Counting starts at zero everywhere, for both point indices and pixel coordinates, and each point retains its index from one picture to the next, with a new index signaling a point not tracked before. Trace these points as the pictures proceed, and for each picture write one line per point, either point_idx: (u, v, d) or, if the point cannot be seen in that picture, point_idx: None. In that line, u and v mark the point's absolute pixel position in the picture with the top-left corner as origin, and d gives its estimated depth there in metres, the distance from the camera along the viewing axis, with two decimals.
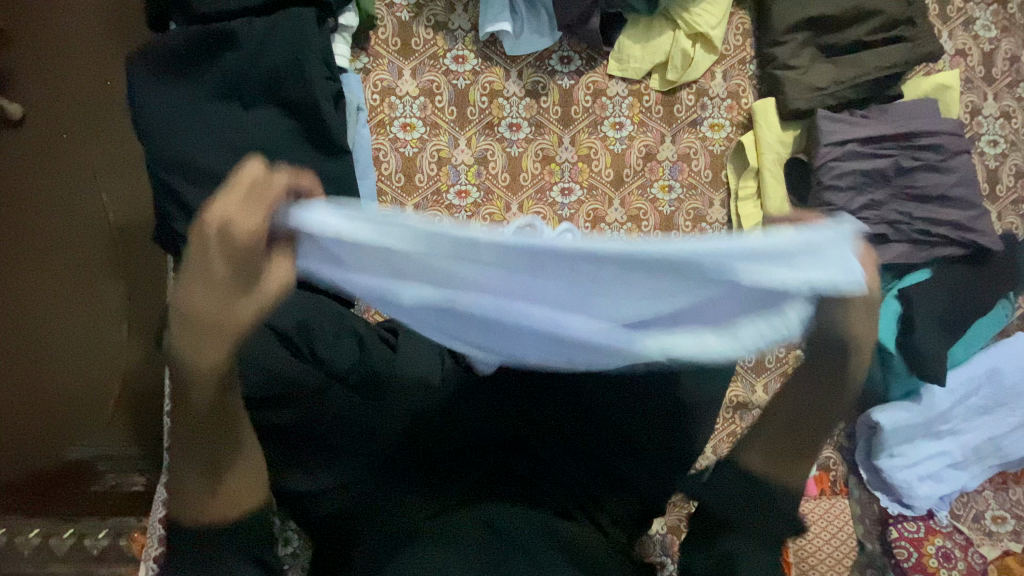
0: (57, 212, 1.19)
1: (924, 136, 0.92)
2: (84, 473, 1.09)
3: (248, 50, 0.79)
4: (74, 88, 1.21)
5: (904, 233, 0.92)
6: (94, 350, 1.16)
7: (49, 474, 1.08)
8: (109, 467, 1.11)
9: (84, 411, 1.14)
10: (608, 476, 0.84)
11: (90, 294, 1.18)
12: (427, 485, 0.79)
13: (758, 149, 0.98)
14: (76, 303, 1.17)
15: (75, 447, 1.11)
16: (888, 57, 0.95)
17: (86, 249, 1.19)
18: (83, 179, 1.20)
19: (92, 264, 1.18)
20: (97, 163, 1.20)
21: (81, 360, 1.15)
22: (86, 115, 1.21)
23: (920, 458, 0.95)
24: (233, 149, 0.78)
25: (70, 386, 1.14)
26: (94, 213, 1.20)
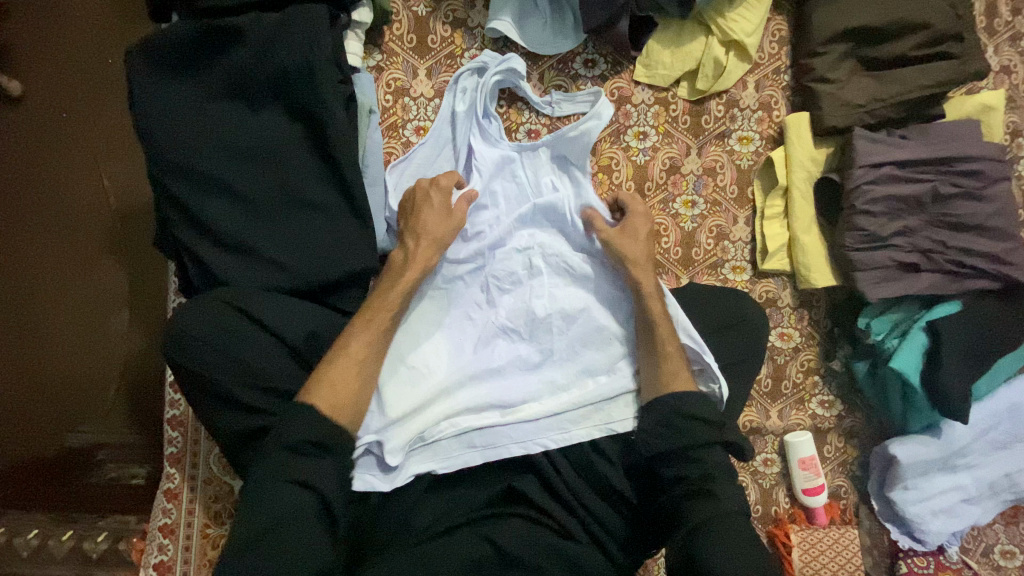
0: (54, 199, 1.15)
1: (964, 161, 0.88)
2: (85, 461, 1.08)
3: (255, 49, 0.73)
4: (72, 69, 1.16)
5: (936, 262, 0.88)
6: (94, 340, 1.12)
7: (48, 461, 1.08)
8: (108, 457, 1.09)
9: (83, 399, 1.09)
10: (618, 502, 0.82)
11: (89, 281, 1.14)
12: (435, 508, 0.80)
13: (788, 167, 0.94)
14: (70, 290, 1.13)
15: (75, 434, 1.09)
16: (933, 74, 0.89)
17: (87, 233, 1.15)
18: (82, 165, 1.16)
19: (89, 254, 1.14)
20: (96, 149, 1.16)
21: (79, 350, 1.11)
22: (82, 95, 1.16)
23: (934, 492, 0.93)
24: (241, 155, 0.75)
25: (62, 375, 1.10)
26: (92, 202, 1.15)
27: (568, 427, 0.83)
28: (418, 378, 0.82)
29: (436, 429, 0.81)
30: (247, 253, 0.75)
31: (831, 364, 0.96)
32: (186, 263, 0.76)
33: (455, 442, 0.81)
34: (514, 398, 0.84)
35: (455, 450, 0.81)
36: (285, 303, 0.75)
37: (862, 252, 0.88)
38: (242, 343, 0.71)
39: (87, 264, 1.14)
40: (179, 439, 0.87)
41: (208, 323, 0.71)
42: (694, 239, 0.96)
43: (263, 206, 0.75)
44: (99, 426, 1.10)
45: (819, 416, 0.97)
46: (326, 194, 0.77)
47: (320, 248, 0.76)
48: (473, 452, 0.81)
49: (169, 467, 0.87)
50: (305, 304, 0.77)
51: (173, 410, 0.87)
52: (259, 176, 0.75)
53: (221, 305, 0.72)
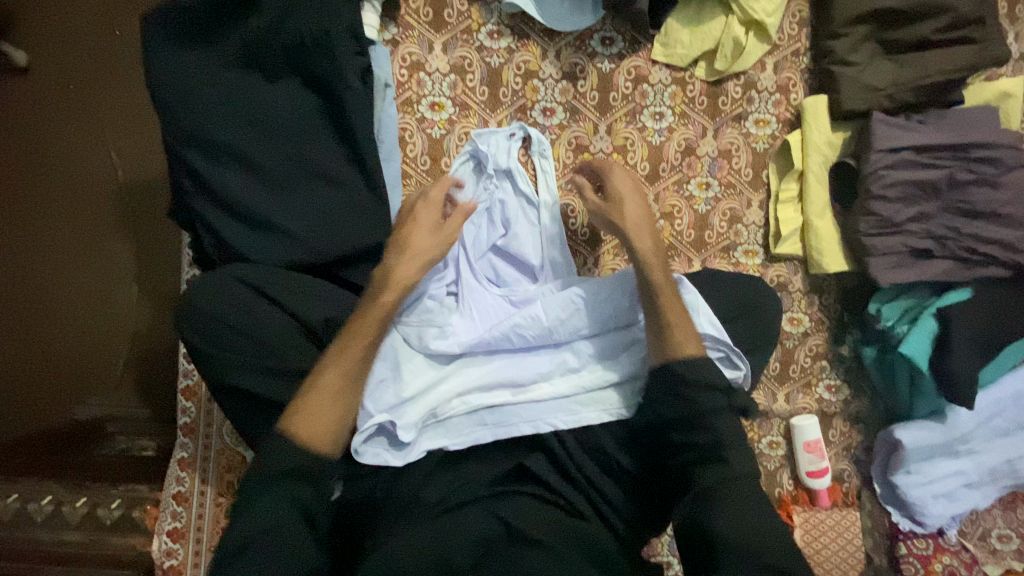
0: (63, 171, 1.15)
1: (981, 147, 0.87)
2: (94, 432, 1.09)
3: (273, 18, 0.73)
4: (80, 37, 1.15)
5: (949, 249, 0.88)
6: (106, 311, 1.14)
7: (57, 433, 1.09)
8: (117, 429, 1.10)
9: (92, 369, 1.12)
10: (626, 482, 0.83)
11: (99, 254, 1.14)
12: (444, 483, 0.82)
13: (805, 151, 0.93)
14: (81, 262, 1.14)
15: (82, 407, 1.11)
16: (953, 59, 0.88)
17: (97, 205, 1.15)
18: (90, 136, 1.15)
19: (99, 227, 1.15)
20: (103, 119, 1.15)
21: (93, 320, 1.13)
22: (91, 64, 1.15)
23: (937, 477, 0.94)
24: (256, 126, 0.74)
25: (79, 345, 1.12)
26: (102, 174, 1.15)
27: (579, 408, 0.84)
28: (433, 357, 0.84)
29: (448, 406, 0.82)
30: (261, 224, 0.74)
31: (839, 349, 0.97)
32: (201, 235, 0.76)
33: (468, 420, 0.82)
34: (526, 378, 0.84)
35: (466, 427, 0.82)
36: (304, 284, 0.75)
37: (876, 238, 0.88)
38: (260, 320, 0.71)
39: (98, 237, 1.14)
40: (193, 410, 0.88)
41: (224, 296, 0.71)
42: (707, 221, 0.96)
43: (277, 177, 0.75)
44: (105, 397, 1.11)
45: (826, 401, 0.97)
46: (342, 168, 0.77)
47: (335, 223, 0.76)
48: (484, 430, 0.82)
49: (183, 437, 0.88)
50: (322, 283, 0.77)
51: (187, 380, 0.88)
52: (273, 148, 0.74)
53: (238, 284, 0.72)
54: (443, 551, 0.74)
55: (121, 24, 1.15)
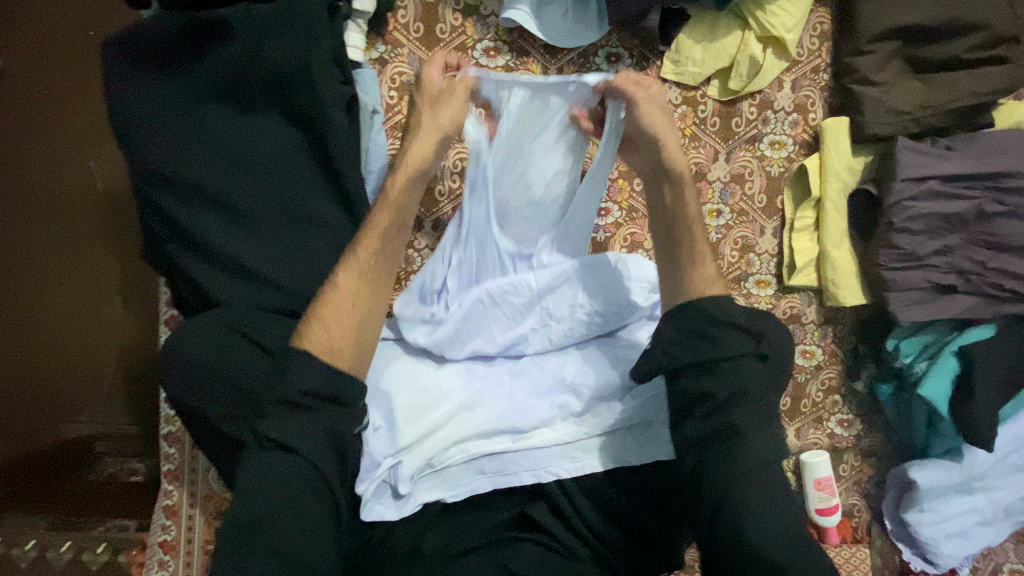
0: (35, 182, 1.06)
1: (1012, 176, 0.82)
2: (79, 457, 1.05)
3: (244, 46, 0.66)
4: (51, 39, 1.06)
5: (974, 284, 0.83)
6: (93, 324, 1.09)
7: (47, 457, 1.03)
8: (107, 450, 1.07)
9: (84, 387, 1.07)
10: (629, 531, 0.79)
11: (82, 267, 1.09)
12: (445, 531, 0.78)
13: (823, 176, 0.88)
14: (63, 277, 1.08)
15: (71, 425, 1.06)
16: (986, 81, 0.82)
17: (77, 216, 1.08)
18: (67, 145, 1.08)
19: (82, 241, 1.09)
20: (79, 127, 1.08)
21: (77, 335, 1.08)
22: (65, 70, 1.07)
23: (950, 516, 0.91)
24: (233, 166, 0.68)
25: (67, 365, 1.07)
26: (80, 184, 1.08)
27: (582, 453, 0.80)
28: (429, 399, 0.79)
29: (446, 454, 0.77)
30: (240, 270, 0.69)
31: (853, 384, 0.93)
32: (178, 282, 0.71)
33: (466, 468, 0.78)
34: (527, 425, 0.80)
35: (464, 477, 0.77)
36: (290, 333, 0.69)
37: (898, 272, 0.83)
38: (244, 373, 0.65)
39: (80, 247, 1.09)
40: (176, 456, 0.84)
41: (210, 345, 0.65)
42: (719, 250, 0.90)
43: (258, 220, 0.69)
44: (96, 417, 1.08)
45: (837, 435, 0.94)
46: (326, 207, 0.71)
47: (320, 270, 0.70)
48: (482, 478, 0.78)
49: (167, 484, 0.84)
50: None
51: (168, 426, 0.84)
52: (251, 189, 0.68)
53: (221, 330, 0.66)
54: None
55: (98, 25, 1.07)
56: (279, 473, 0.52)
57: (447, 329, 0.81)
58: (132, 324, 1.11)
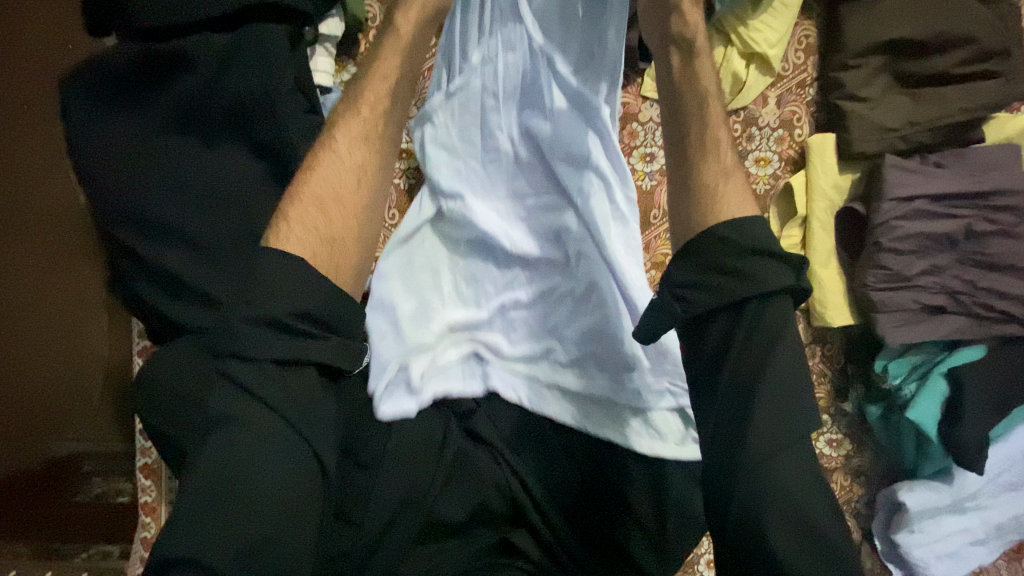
0: (4, 200, 1.03)
1: (1002, 194, 0.80)
2: (69, 477, 1.04)
3: (206, 77, 0.65)
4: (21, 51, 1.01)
5: (964, 304, 0.81)
6: (75, 342, 1.08)
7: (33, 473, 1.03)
8: (94, 470, 1.05)
9: (73, 407, 1.06)
10: (609, 553, 0.80)
11: (60, 285, 1.07)
12: (423, 562, 0.75)
13: (809, 194, 0.85)
14: (48, 295, 1.07)
15: (60, 443, 1.05)
16: (975, 96, 0.79)
17: (61, 234, 1.06)
18: (47, 159, 1.04)
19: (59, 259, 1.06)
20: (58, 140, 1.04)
21: (59, 355, 1.07)
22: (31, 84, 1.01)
23: (941, 536, 0.89)
24: (192, 197, 0.65)
25: (42, 387, 1.06)
26: (61, 200, 1.05)
27: (563, 470, 0.82)
28: (430, 314, 0.86)
29: (443, 355, 0.86)
30: (203, 300, 0.64)
31: (842, 404, 0.91)
32: (148, 317, 0.69)
33: (461, 371, 0.86)
34: (517, 348, 0.87)
35: (457, 381, 0.85)
36: None
37: (886, 293, 0.81)
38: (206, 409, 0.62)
39: (60, 265, 1.07)
40: (153, 488, 0.83)
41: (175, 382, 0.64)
42: None
43: (217, 251, 0.65)
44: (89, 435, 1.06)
45: (826, 455, 0.92)
46: None
47: None
48: (475, 381, 0.86)
49: (144, 517, 0.83)
50: None
51: (144, 458, 0.83)
52: (211, 219, 0.65)
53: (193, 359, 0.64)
54: None
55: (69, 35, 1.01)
56: (246, 441, 0.48)
57: (452, 240, 0.87)
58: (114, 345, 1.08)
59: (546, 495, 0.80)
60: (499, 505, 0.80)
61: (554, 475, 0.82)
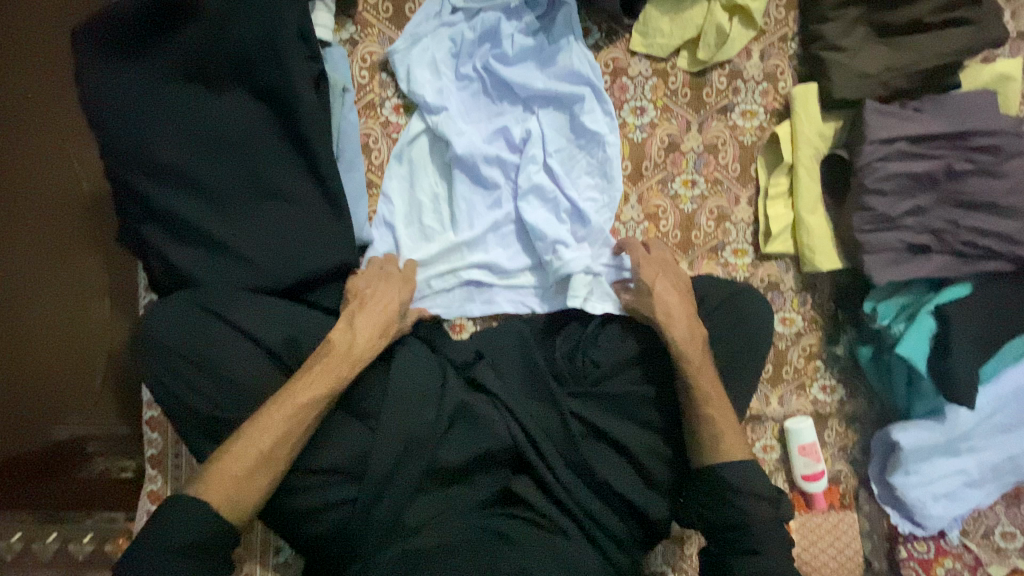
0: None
1: (981, 134, 0.82)
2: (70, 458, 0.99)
3: (210, 26, 0.67)
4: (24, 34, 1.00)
5: (948, 243, 0.83)
6: (76, 328, 1.02)
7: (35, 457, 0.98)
8: (97, 450, 1.00)
9: (63, 388, 1.01)
10: (612, 497, 0.79)
11: (73, 269, 1.02)
12: (426, 508, 0.77)
13: (794, 143, 0.88)
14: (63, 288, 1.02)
15: (61, 428, 1.00)
16: (950, 42, 0.83)
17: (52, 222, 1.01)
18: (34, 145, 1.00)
19: (72, 241, 1.02)
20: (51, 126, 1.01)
21: (75, 347, 1.02)
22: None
23: (936, 477, 0.91)
24: (200, 143, 0.68)
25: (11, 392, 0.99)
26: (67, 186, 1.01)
27: (565, 422, 0.80)
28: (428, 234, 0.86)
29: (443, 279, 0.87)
30: (215, 246, 0.69)
31: (834, 349, 0.93)
32: (152, 262, 0.71)
33: (459, 292, 0.88)
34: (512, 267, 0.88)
35: (455, 300, 0.88)
36: (264, 307, 0.71)
37: (872, 234, 0.83)
38: (218, 352, 0.68)
39: (71, 255, 1.02)
40: (159, 441, 0.85)
41: (179, 329, 0.68)
42: (694, 221, 0.91)
43: (226, 197, 0.69)
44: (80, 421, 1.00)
45: (820, 401, 0.94)
46: (297, 182, 0.72)
47: (290, 248, 0.71)
48: (471, 304, 0.88)
49: (150, 469, 0.85)
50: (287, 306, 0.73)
51: (151, 410, 0.84)
52: (220, 165, 0.69)
53: (193, 310, 0.69)
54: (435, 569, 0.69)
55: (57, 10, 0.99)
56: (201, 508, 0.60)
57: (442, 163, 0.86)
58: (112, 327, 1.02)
59: (548, 443, 0.80)
60: (501, 451, 0.80)
61: (554, 419, 0.80)
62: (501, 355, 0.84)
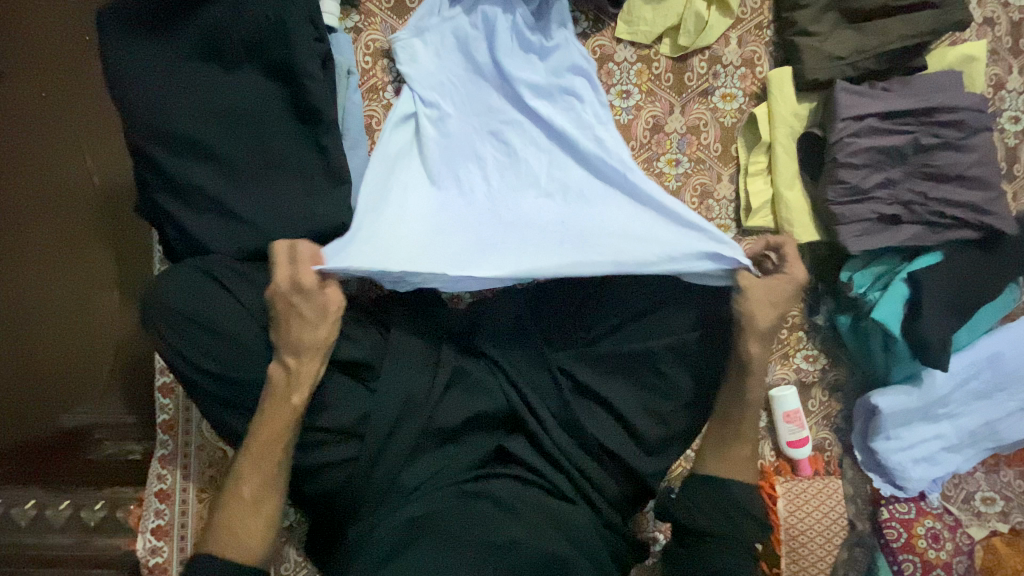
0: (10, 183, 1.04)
1: (945, 111, 0.88)
2: (79, 440, 1.02)
3: (227, 8, 0.73)
4: (37, 39, 1.04)
5: (917, 214, 0.88)
6: (86, 314, 1.05)
7: (45, 439, 1.01)
8: (104, 435, 1.02)
9: (73, 373, 1.04)
10: (603, 457, 0.82)
11: (81, 263, 1.05)
12: (423, 467, 0.78)
13: (771, 122, 0.93)
14: (72, 277, 1.05)
15: (70, 414, 1.03)
16: (914, 26, 0.89)
17: (66, 213, 1.05)
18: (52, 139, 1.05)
19: (81, 236, 1.05)
20: (68, 121, 1.05)
21: (84, 333, 1.05)
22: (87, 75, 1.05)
23: (915, 441, 0.95)
24: (214, 116, 0.73)
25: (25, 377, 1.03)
26: (80, 178, 1.05)
27: (556, 381, 0.84)
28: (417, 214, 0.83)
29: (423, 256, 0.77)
30: (226, 213, 0.74)
31: (815, 319, 0.98)
32: (167, 228, 0.75)
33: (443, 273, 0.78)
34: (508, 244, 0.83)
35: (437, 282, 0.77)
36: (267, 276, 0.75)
37: (846, 206, 0.88)
38: (222, 316, 0.71)
39: (82, 245, 1.05)
40: (171, 406, 0.89)
41: (186, 292, 0.71)
42: (678, 197, 0.96)
43: (237, 168, 0.74)
44: (91, 404, 1.04)
45: (804, 370, 0.98)
46: (302, 155, 0.77)
47: (296, 215, 0.76)
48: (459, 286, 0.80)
49: (162, 434, 0.88)
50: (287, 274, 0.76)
51: (163, 377, 0.88)
52: (232, 138, 0.74)
53: (198, 275, 0.72)
54: (437, 521, 0.71)
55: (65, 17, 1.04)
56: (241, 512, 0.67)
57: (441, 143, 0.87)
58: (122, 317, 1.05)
59: (542, 404, 0.83)
60: (496, 412, 0.83)
61: (546, 381, 0.84)
62: (496, 322, 0.87)
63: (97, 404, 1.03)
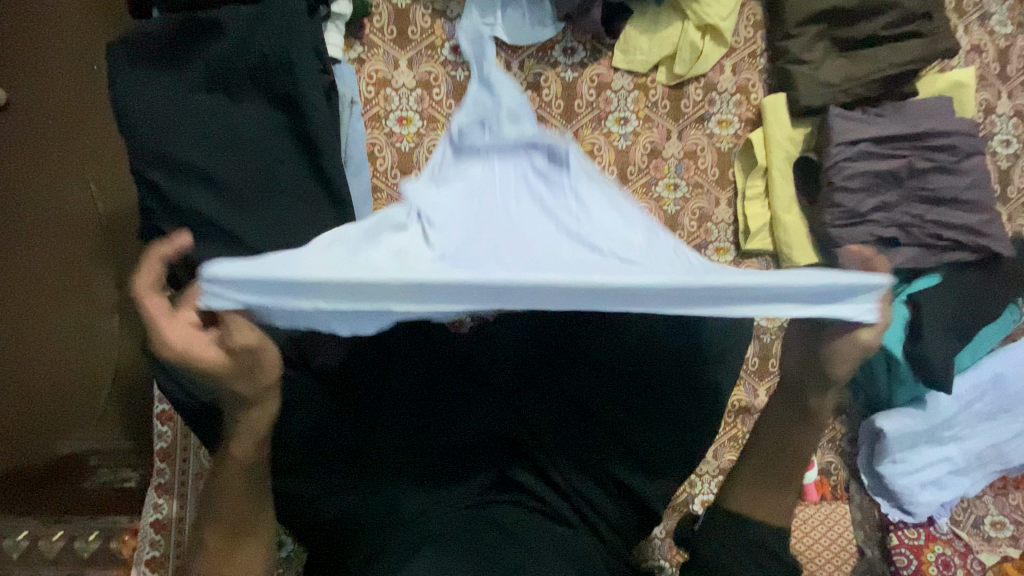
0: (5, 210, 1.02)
1: (937, 136, 0.89)
2: (72, 471, 0.99)
3: (233, 40, 0.75)
4: (43, 72, 1.06)
5: (914, 236, 0.89)
6: (81, 342, 1.03)
7: (31, 474, 0.97)
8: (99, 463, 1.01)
9: (65, 403, 1.00)
10: (607, 482, 0.81)
11: (80, 288, 1.04)
12: (424, 494, 0.78)
13: (768, 148, 0.95)
14: (68, 304, 1.03)
15: (63, 443, 1.00)
16: (904, 53, 0.91)
17: (66, 239, 1.04)
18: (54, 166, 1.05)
19: (87, 259, 1.05)
20: (73, 149, 1.06)
21: (78, 363, 1.02)
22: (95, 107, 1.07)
23: (922, 465, 0.94)
24: (218, 144, 0.74)
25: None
26: (81, 205, 1.05)
27: (557, 405, 0.83)
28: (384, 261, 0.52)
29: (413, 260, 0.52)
30: (227, 239, 0.74)
31: None
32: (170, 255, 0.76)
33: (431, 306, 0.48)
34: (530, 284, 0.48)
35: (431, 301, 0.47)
36: None
37: (843, 229, 0.89)
38: None
39: (81, 271, 1.04)
40: (169, 434, 0.88)
41: None
42: (677, 221, 0.97)
43: (240, 194, 0.75)
44: (86, 433, 1.01)
45: None
46: (304, 181, 0.78)
47: (297, 239, 0.76)
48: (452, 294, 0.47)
49: (159, 462, 0.87)
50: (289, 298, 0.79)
51: (163, 404, 0.88)
52: (235, 164, 0.75)
53: None
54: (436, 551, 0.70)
55: (76, 52, 1.07)
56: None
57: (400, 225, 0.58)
58: (124, 340, 1.05)
59: (543, 430, 0.83)
60: (496, 436, 0.83)
61: (547, 406, 0.83)
62: (497, 348, 0.86)
63: (91, 432, 1.01)
